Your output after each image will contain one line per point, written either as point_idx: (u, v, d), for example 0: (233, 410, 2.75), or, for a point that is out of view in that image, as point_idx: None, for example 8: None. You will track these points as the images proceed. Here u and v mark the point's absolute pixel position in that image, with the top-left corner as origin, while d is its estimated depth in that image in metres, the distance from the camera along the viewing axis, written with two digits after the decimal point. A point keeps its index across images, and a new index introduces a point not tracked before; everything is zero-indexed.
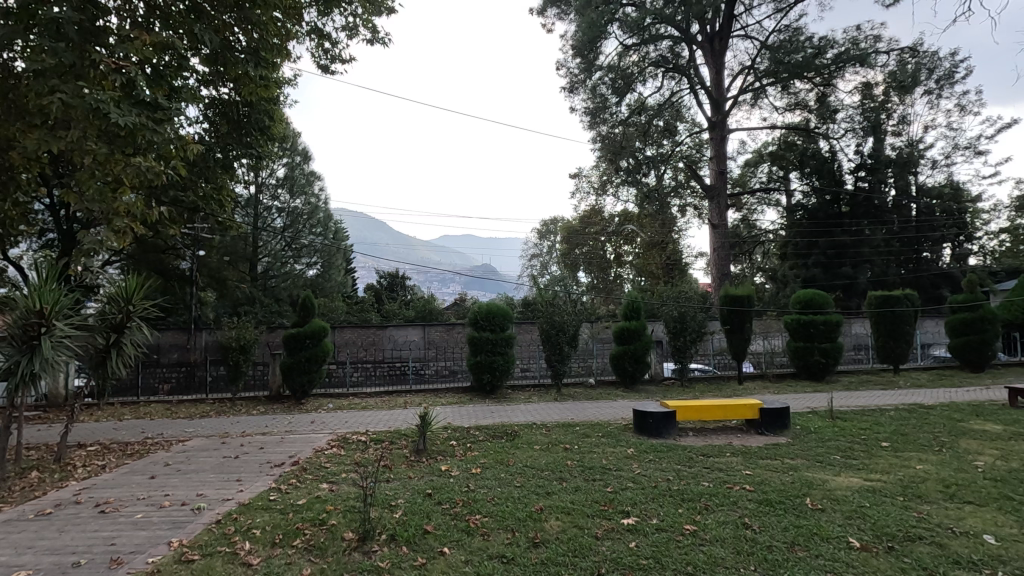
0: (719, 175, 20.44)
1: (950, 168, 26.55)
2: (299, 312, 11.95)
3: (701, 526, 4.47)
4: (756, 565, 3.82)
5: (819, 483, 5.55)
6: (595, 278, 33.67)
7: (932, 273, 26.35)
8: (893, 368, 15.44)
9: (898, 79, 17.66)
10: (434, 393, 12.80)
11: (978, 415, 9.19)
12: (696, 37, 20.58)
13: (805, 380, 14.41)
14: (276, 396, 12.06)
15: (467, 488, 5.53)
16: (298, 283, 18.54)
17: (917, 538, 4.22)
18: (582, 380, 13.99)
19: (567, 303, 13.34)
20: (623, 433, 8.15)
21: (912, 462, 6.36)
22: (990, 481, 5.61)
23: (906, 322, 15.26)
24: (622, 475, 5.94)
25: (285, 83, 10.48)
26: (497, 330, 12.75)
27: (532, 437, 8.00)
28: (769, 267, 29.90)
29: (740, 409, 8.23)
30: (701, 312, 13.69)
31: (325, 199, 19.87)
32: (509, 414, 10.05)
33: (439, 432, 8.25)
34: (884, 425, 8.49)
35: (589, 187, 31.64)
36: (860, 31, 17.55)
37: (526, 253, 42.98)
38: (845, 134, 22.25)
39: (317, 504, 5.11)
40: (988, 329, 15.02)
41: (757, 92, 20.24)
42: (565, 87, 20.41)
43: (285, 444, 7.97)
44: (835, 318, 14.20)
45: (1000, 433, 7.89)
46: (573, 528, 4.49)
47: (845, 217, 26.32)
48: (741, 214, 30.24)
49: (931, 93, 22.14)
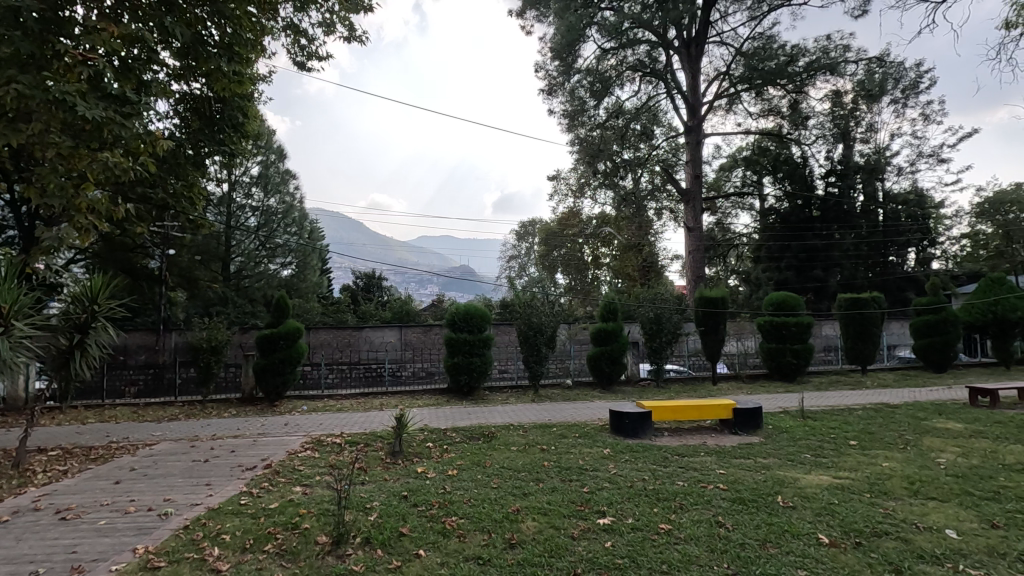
0: (695, 179, 20.74)
1: (914, 175, 27.40)
2: (272, 313, 11.72)
3: (676, 525, 4.51)
4: (730, 564, 3.86)
5: (791, 482, 5.65)
6: (573, 280, 33.91)
7: (899, 276, 27.12)
8: (861, 368, 15.84)
9: (866, 88, 18.18)
10: (410, 395, 12.69)
11: (941, 414, 9.49)
12: (672, 42, 20.88)
13: (778, 380, 14.67)
14: (249, 398, 11.81)
15: (443, 490, 5.49)
16: (272, 284, 18.18)
17: (883, 533, 4.33)
18: (559, 381, 14.03)
19: (545, 304, 13.36)
20: (600, 434, 8.20)
21: (878, 460, 6.53)
22: (952, 478, 5.79)
23: (874, 323, 15.67)
24: (599, 475, 5.96)
25: (259, 80, 10.29)
26: (475, 331, 12.69)
27: (509, 438, 7.97)
28: (742, 270, 30.52)
29: (714, 410, 8.33)
30: (677, 313, 13.86)
31: (301, 199, 19.58)
32: (486, 416, 9.99)
33: (416, 434, 8.17)
34: (852, 425, 8.70)
35: (567, 189, 31.76)
36: (830, 41, 18.00)
37: (504, 254, 43.01)
38: (815, 141, 22.84)
39: (290, 508, 5.01)
40: (951, 331, 15.53)
41: (732, 98, 20.62)
42: (543, 90, 20.50)
43: (257, 447, 7.80)
44: (806, 320, 14.51)
45: (962, 431, 8.15)
46: (550, 529, 4.48)
47: (816, 222, 27.00)
48: (715, 218, 30.58)
49: (897, 103, 22.85)
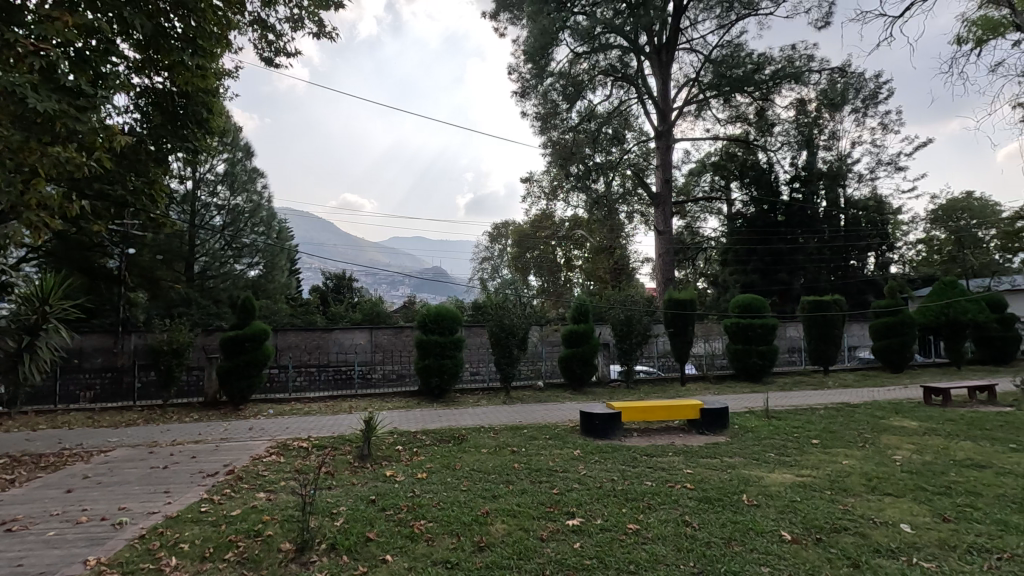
0: (665, 183, 21.07)
1: (874, 182, 28.39)
2: (238, 315, 11.43)
3: (644, 525, 4.55)
4: (696, 563, 3.90)
5: (755, 480, 5.77)
6: (546, 282, 34.04)
7: (860, 279, 28.00)
8: (823, 369, 16.31)
9: (828, 97, 18.77)
10: (380, 398, 12.54)
11: (898, 413, 9.82)
12: (643, 47, 21.19)
13: (744, 381, 14.99)
14: (212, 402, 11.46)
15: (412, 493, 5.43)
16: (238, 284, 17.72)
17: (842, 529, 4.46)
18: (531, 383, 14.04)
19: (517, 306, 13.37)
20: (570, 435, 8.22)
21: (838, 458, 6.72)
22: (907, 474, 6.00)
23: (835, 325, 16.14)
24: (568, 477, 5.98)
25: (225, 75, 10.01)
26: (446, 333, 12.61)
27: (479, 440, 7.94)
28: (711, 273, 31.16)
29: (682, 410, 8.46)
30: (647, 315, 14.04)
31: (269, 198, 19.15)
32: (457, 418, 9.94)
33: (385, 437, 8.06)
34: (814, 424, 8.93)
35: (540, 192, 31.86)
36: (795, 50, 18.53)
37: (477, 256, 42.92)
38: (780, 148, 23.50)
39: (253, 514, 4.88)
40: (907, 332, 16.14)
41: (701, 104, 21.03)
42: (517, 92, 20.56)
43: (219, 452, 7.58)
44: (771, 322, 14.88)
45: (917, 429, 8.47)
46: (519, 531, 4.48)
47: (781, 227, 27.80)
48: (685, 222, 31.08)
49: (858, 112, 23.65)
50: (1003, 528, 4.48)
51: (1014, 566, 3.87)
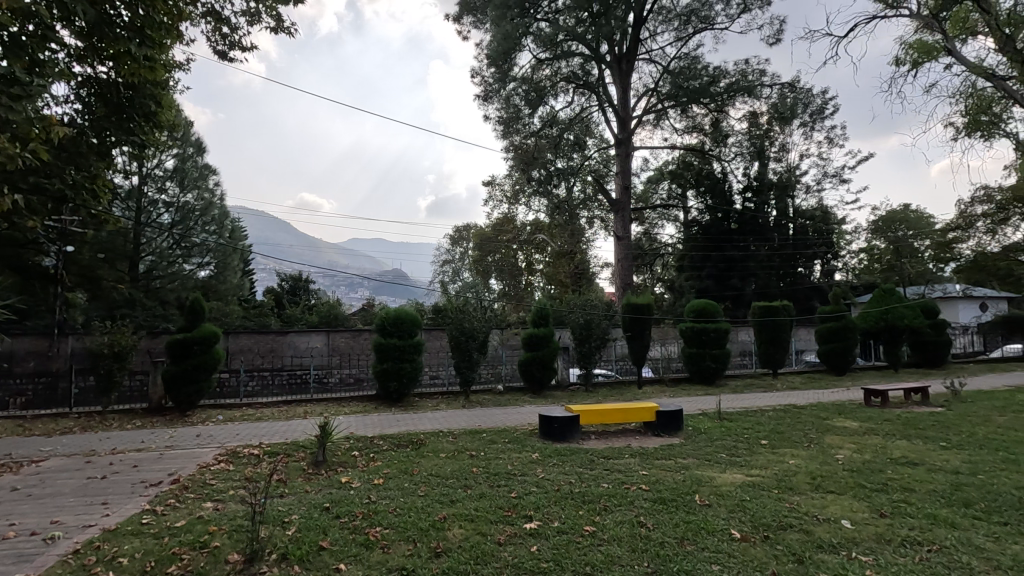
0: (624, 190, 21.46)
1: (820, 194, 29.76)
2: (187, 317, 10.97)
3: (600, 527, 4.62)
4: (650, 562, 3.98)
5: (707, 481, 5.94)
6: (506, 285, 34.11)
7: (807, 286, 29.21)
8: (773, 371, 16.94)
9: (779, 111, 19.58)
10: (337, 402, 12.27)
11: (840, 413, 10.31)
12: (604, 56, 21.58)
13: (698, 383, 15.40)
14: (157, 408, 10.94)
15: (368, 500, 5.32)
16: (187, 285, 17.00)
17: (787, 526, 4.63)
18: (490, 387, 14.02)
19: (477, 310, 13.32)
20: (529, 439, 8.26)
21: (785, 458, 6.99)
22: (848, 472, 6.30)
23: (784, 330, 16.79)
24: (527, 480, 6.00)
25: (176, 67, 9.62)
26: (405, 337, 12.46)
27: (438, 445, 7.86)
28: (667, 278, 31.95)
29: (639, 413, 8.61)
30: (606, 319, 14.27)
31: (222, 196, 18.46)
32: (416, 422, 9.82)
33: (341, 442, 7.87)
34: (763, 425, 9.28)
35: (501, 196, 31.90)
36: (748, 65, 19.24)
37: (438, 259, 42.63)
38: (734, 158, 24.32)
39: (199, 525, 4.68)
40: (850, 337, 16.95)
41: (659, 114, 21.57)
42: (479, 95, 20.57)
43: (164, 461, 7.23)
44: (724, 326, 15.38)
45: (857, 429, 8.91)
46: (476, 535, 4.45)
47: (734, 234, 28.78)
48: (643, 228, 31.70)
49: (806, 126, 24.75)
50: (933, 522, 4.75)
51: (943, 557, 4.10)
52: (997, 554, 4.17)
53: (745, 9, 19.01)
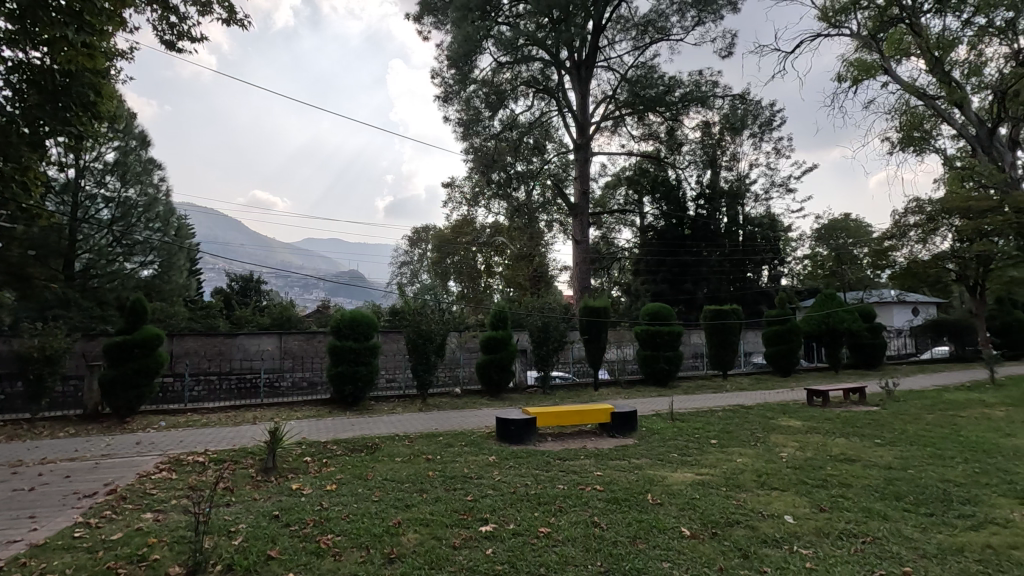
0: (582, 194, 21.75)
1: (768, 202, 31.03)
2: (127, 318, 10.44)
3: (555, 528, 4.65)
4: (603, 561, 4.05)
5: (659, 480, 6.08)
6: (465, 288, 34.02)
7: (755, 291, 30.36)
8: (722, 373, 17.52)
9: (731, 121, 20.29)
10: (288, 407, 11.91)
11: (785, 413, 10.77)
12: (564, 62, 21.84)
13: (652, 385, 15.76)
14: (93, 415, 10.34)
15: (320, 507, 5.19)
16: (127, 286, 16.15)
17: (735, 523, 4.80)
18: (448, 390, 13.93)
19: (435, 312, 13.23)
20: (486, 442, 8.25)
21: (734, 456, 7.24)
22: (792, 469, 6.57)
23: (734, 333, 17.39)
24: (483, 483, 5.99)
25: (118, 55, 9.13)
26: (361, 339, 12.23)
27: (393, 449, 7.74)
28: (624, 282, 32.52)
29: (594, 415, 8.73)
30: (563, 322, 14.42)
31: (167, 192, 17.65)
32: (370, 426, 9.64)
33: (292, 448, 7.65)
34: (713, 424, 9.58)
35: (461, 198, 31.76)
36: (702, 76, 19.86)
37: (396, 260, 42.09)
38: (688, 166, 25.08)
39: (137, 537, 4.46)
40: (794, 339, 17.73)
41: (617, 121, 22.00)
42: (440, 97, 20.44)
43: (100, 470, 6.86)
44: (677, 329, 15.81)
45: (800, 428, 9.31)
46: (431, 540, 4.42)
47: (688, 240, 29.62)
48: (601, 232, 32.24)
49: (756, 136, 25.75)
50: (867, 515, 5.02)
51: (876, 548, 4.35)
52: (924, 543, 4.45)
53: (699, 21, 19.63)
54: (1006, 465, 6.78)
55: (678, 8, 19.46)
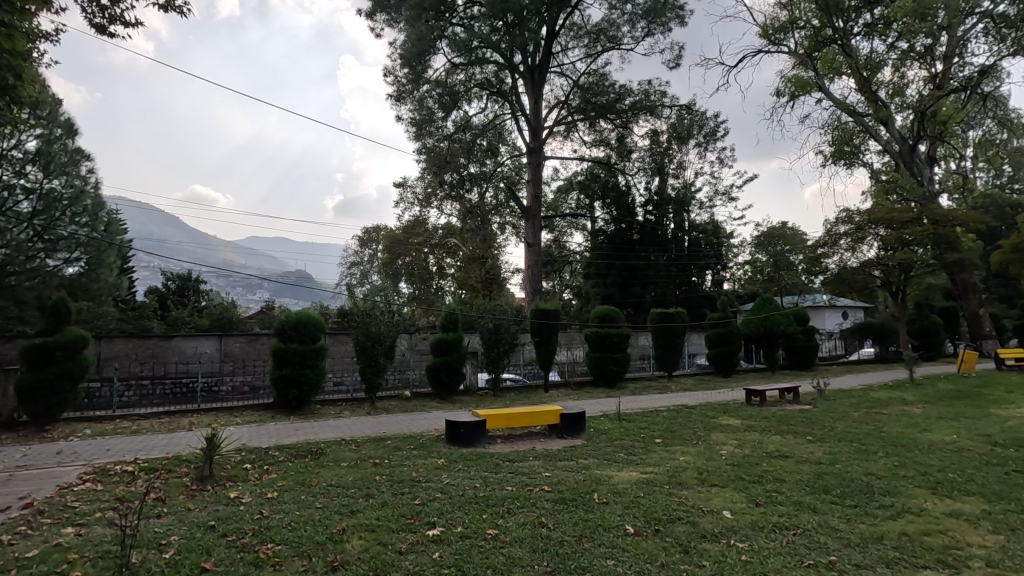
0: (535, 197, 21.92)
1: (712, 209, 32.28)
2: (48, 319, 9.73)
3: (503, 530, 4.66)
4: (549, 562, 4.08)
5: (606, 479, 6.20)
6: (416, 289, 33.70)
7: (699, 294, 31.47)
8: (668, 374, 18.07)
9: (677, 130, 20.98)
10: (228, 412, 11.44)
11: (726, 412, 11.20)
12: (517, 66, 21.98)
13: (601, 386, 16.07)
14: (7, 423, 9.59)
15: (260, 516, 5.00)
16: (50, 283, 15.03)
17: (676, 519, 4.96)
18: (397, 393, 13.73)
19: (385, 314, 13.01)
20: (435, 445, 8.17)
21: (677, 455, 7.49)
22: (730, 466, 6.85)
23: (679, 335, 17.96)
24: (431, 486, 5.94)
25: (42, 38, 8.51)
26: (307, 341, 11.87)
27: (339, 454, 7.55)
28: (575, 285, 33.01)
29: (544, 416, 8.81)
30: (514, 325, 14.49)
31: (95, 185, 16.59)
32: (314, 431, 9.36)
33: (230, 455, 7.33)
34: (658, 424, 9.86)
35: (413, 199, 31.37)
36: (651, 85, 20.46)
37: (345, 260, 41.21)
38: (636, 173, 25.74)
39: (55, 554, 4.16)
40: (735, 341, 18.51)
41: (569, 126, 22.31)
42: (392, 95, 20.17)
43: (14, 483, 6.34)
44: (626, 331, 16.18)
45: (739, 426, 9.73)
46: (377, 545, 4.34)
47: (636, 244, 30.42)
48: (553, 235, 32.64)
49: (701, 146, 26.73)
50: (798, 508, 5.30)
51: (805, 539, 4.59)
52: (848, 533, 4.74)
53: (649, 32, 20.21)
54: (921, 458, 7.31)
55: (629, 19, 19.97)
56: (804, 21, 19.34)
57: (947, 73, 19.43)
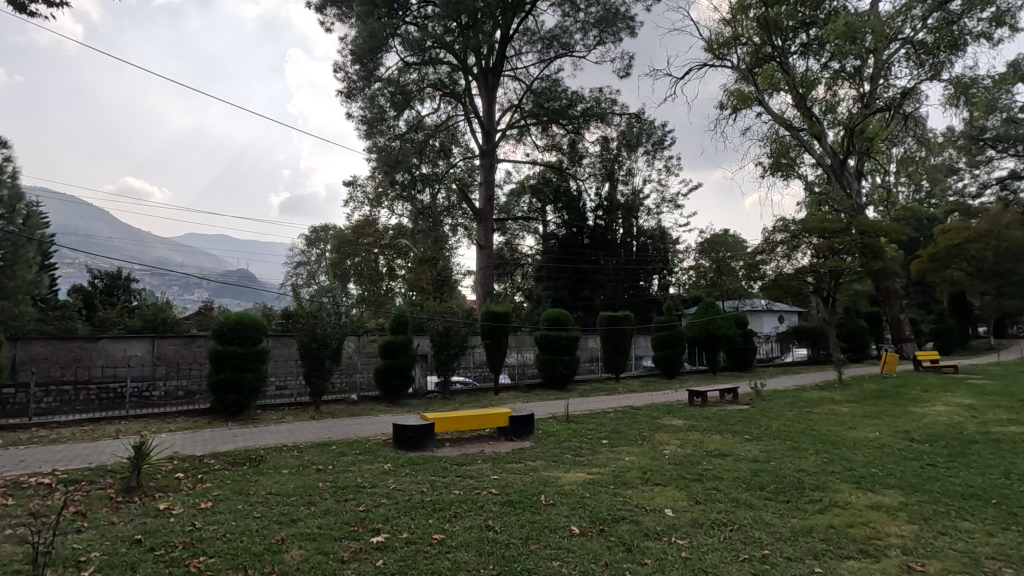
0: (487, 200, 21.90)
1: (659, 216, 33.28)
2: None
3: (449, 534, 4.62)
4: (495, 565, 4.07)
5: (553, 481, 6.25)
6: (365, 290, 33.08)
7: (646, 298, 32.30)
8: (615, 376, 18.45)
9: (627, 138, 21.47)
10: (160, 418, 10.83)
11: (670, 413, 11.55)
12: (471, 68, 21.95)
13: (550, 388, 16.23)
14: None
15: (192, 527, 4.74)
16: None
17: (621, 518, 5.06)
18: (343, 397, 13.40)
19: (332, 315, 12.64)
20: (381, 449, 8.01)
21: (623, 455, 7.65)
22: (673, 465, 7.05)
23: (626, 338, 18.38)
24: (377, 492, 5.81)
25: None
26: (248, 344, 11.37)
27: (280, 461, 7.27)
28: (526, 287, 33.22)
29: (493, 419, 8.81)
30: (465, 327, 14.40)
31: (13, 174, 15.37)
32: (254, 437, 8.99)
33: (161, 463, 6.93)
34: (605, 425, 10.06)
35: (363, 198, 30.75)
36: (602, 93, 20.85)
37: (291, 260, 39.93)
38: (588, 178, 26.21)
39: None
40: (679, 344, 19.11)
41: (522, 130, 22.46)
42: (343, 92, 19.70)
43: None
44: (575, 334, 16.40)
45: (682, 426, 10.05)
46: (318, 555, 4.20)
47: (587, 248, 30.96)
48: (505, 238, 32.76)
49: (650, 154, 27.48)
50: (736, 505, 5.51)
51: (741, 535, 4.77)
52: (781, 527, 4.97)
53: (601, 41, 20.62)
54: (847, 454, 7.77)
55: (581, 27, 20.31)
56: (746, 38, 20.39)
57: (874, 93, 20.78)
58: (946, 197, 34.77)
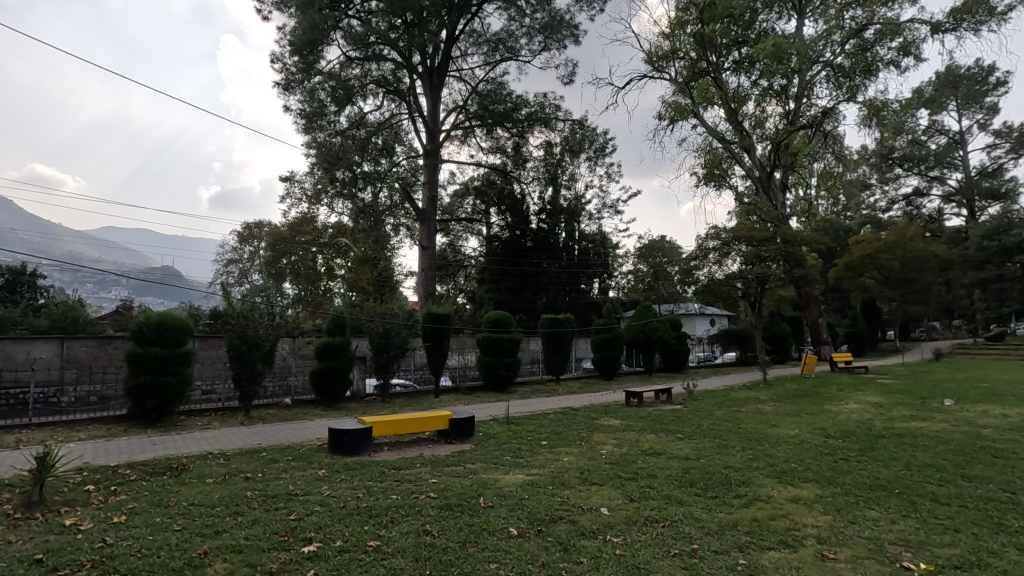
0: (430, 201, 21.65)
1: (600, 221, 34.07)
2: None
3: (385, 540, 4.52)
4: (433, 570, 4.02)
5: (491, 483, 6.24)
6: (301, 290, 31.98)
7: (587, 301, 32.96)
8: (555, 377, 18.70)
9: (570, 143, 21.83)
10: (69, 426, 10.00)
11: (607, 413, 11.81)
12: (416, 66, 21.70)
13: (491, 390, 16.24)
14: None
15: (103, 544, 4.40)
16: None
17: (558, 518, 5.12)
18: (276, 401, 12.85)
19: (265, 316, 12.09)
20: (316, 455, 7.73)
21: (561, 455, 7.76)
22: (609, 465, 7.21)
23: (566, 340, 18.67)
24: (309, 499, 5.61)
25: None
26: (171, 346, 10.69)
27: (204, 470, 6.88)
28: (469, 289, 33.15)
29: (432, 422, 8.69)
30: (406, 329, 14.15)
31: None
32: (176, 445, 8.45)
33: (68, 476, 6.38)
34: (544, 426, 10.17)
35: (301, 194, 29.69)
36: (546, 98, 21.08)
37: (222, 258, 37.97)
38: (531, 181, 26.45)
39: None
40: (617, 346, 19.61)
41: (466, 131, 22.39)
42: (280, 84, 18.92)
43: None
44: (516, 336, 16.49)
45: (619, 426, 10.32)
46: (243, 568, 4.00)
47: (529, 251, 31.23)
48: (448, 239, 32.51)
49: (592, 160, 28.08)
50: (667, 502, 5.71)
51: (672, 531, 4.94)
52: (709, 522, 5.19)
53: (546, 47, 20.88)
54: (770, 451, 8.22)
55: (527, 32, 20.50)
56: (683, 52, 21.31)
57: (798, 111, 22.20)
58: (860, 210, 37.57)
